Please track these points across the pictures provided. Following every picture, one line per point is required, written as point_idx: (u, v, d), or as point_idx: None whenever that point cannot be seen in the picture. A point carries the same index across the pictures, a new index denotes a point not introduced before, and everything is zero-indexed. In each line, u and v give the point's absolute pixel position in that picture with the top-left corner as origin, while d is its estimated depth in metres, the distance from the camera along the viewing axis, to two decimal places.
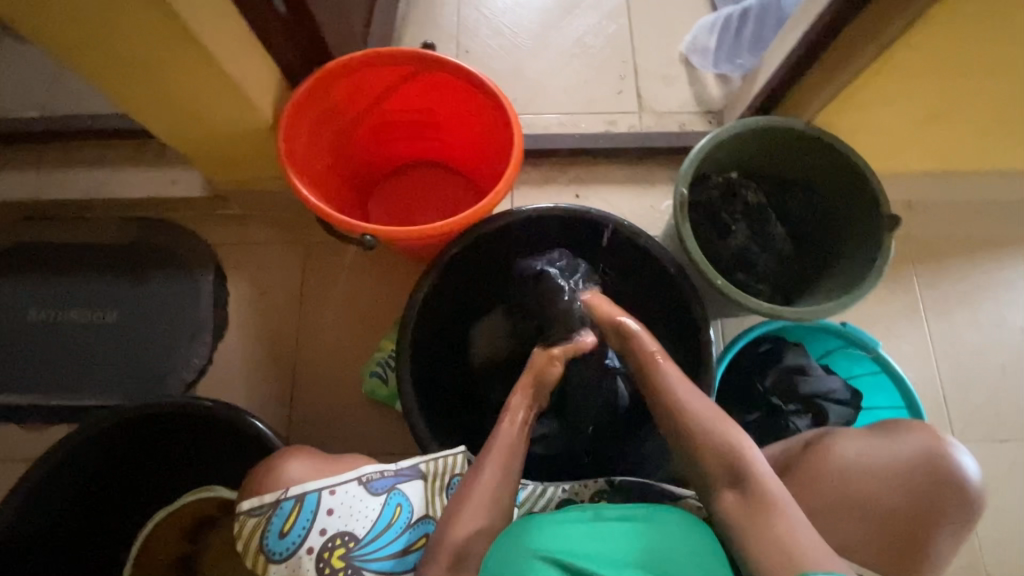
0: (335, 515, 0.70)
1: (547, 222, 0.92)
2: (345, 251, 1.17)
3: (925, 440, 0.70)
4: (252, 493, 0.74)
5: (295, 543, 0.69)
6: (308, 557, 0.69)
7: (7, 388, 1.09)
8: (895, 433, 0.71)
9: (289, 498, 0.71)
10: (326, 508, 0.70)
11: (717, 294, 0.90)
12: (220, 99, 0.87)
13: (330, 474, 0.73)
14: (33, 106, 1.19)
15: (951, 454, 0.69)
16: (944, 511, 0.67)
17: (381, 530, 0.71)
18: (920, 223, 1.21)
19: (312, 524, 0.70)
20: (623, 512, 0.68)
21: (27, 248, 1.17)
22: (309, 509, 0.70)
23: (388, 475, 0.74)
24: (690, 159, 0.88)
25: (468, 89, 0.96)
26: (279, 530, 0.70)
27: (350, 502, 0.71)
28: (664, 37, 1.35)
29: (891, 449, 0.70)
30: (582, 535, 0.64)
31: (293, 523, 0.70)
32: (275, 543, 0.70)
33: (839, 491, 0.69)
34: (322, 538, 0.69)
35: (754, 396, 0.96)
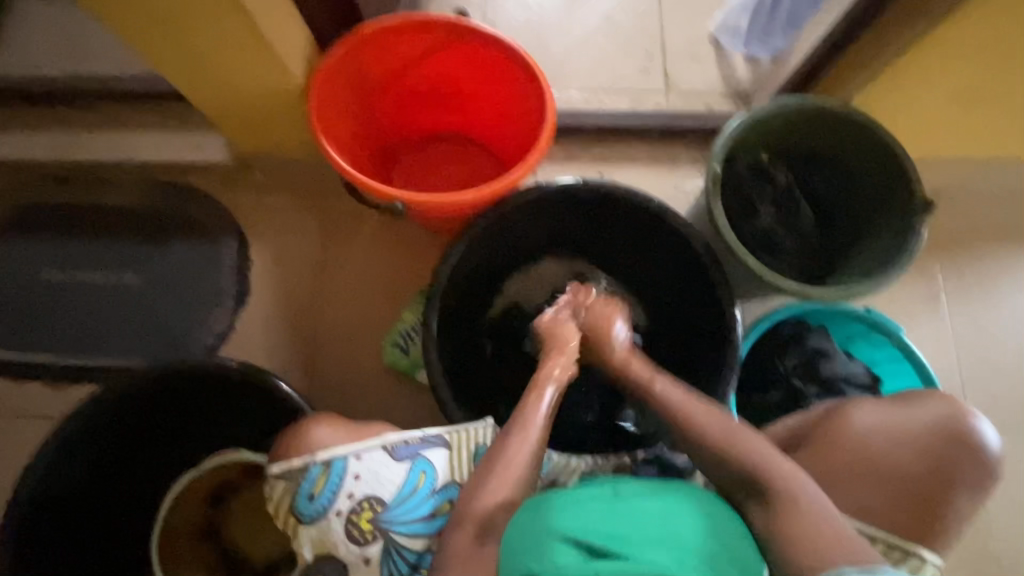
0: (363, 480, 0.72)
1: (576, 197, 0.92)
2: (367, 221, 1.17)
3: (943, 408, 0.67)
4: (281, 458, 0.74)
5: (324, 506, 0.71)
6: (337, 520, 0.71)
7: (32, 347, 1.10)
8: (912, 402, 0.69)
9: (316, 464, 0.72)
10: (353, 474, 0.72)
11: (746, 274, 0.89)
12: (252, 59, 0.87)
13: (355, 441, 0.73)
14: (57, 67, 1.18)
15: (973, 424, 0.66)
16: (963, 476, 0.65)
17: (407, 495, 0.72)
18: (947, 212, 1.19)
19: (340, 489, 0.71)
20: (644, 491, 0.64)
21: (50, 210, 1.17)
22: (336, 474, 0.71)
23: (413, 443, 0.74)
24: (723, 136, 0.87)
25: (500, 60, 0.95)
26: (308, 494, 0.71)
27: (376, 468, 0.72)
28: (693, 14, 1.33)
29: (909, 415, 0.68)
30: (601, 513, 0.61)
31: (322, 487, 0.71)
32: (305, 505, 0.71)
33: (859, 461, 0.68)
34: (350, 501, 0.71)
35: (775, 377, 0.96)
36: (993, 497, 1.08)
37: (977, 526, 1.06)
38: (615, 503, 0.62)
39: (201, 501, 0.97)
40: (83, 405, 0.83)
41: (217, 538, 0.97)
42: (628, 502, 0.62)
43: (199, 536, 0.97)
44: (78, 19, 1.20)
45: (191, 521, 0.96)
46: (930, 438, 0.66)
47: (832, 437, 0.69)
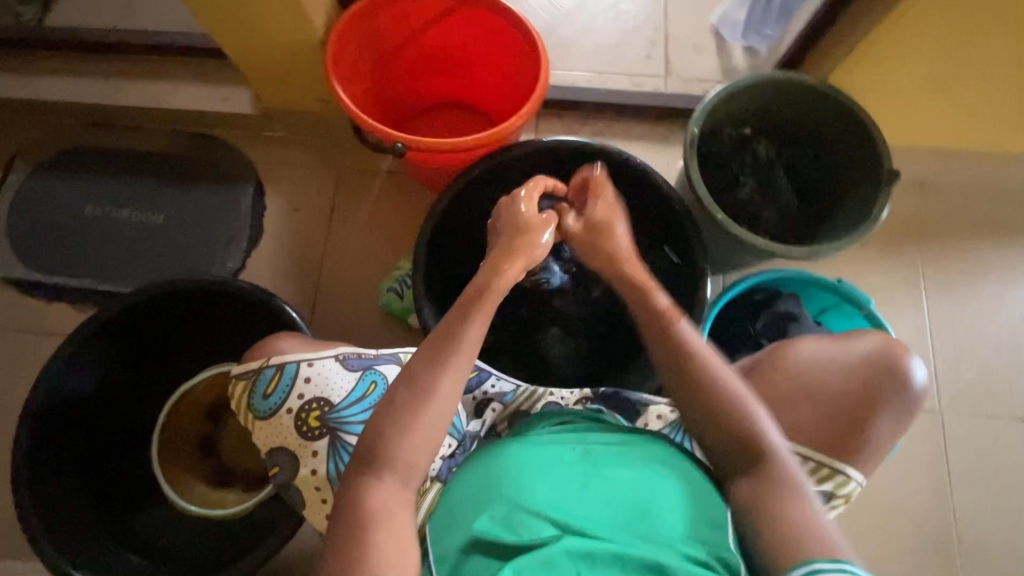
0: (313, 382, 0.77)
1: (567, 154, 0.98)
2: (374, 178, 1.25)
3: (878, 343, 0.74)
4: (245, 360, 0.81)
5: (276, 404, 0.77)
6: (289, 416, 0.76)
7: (62, 270, 1.20)
8: (851, 339, 0.76)
9: (271, 366, 0.78)
10: (304, 377, 0.77)
11: (721, 234, 0.96)
12: (277, 11, 0.96)
13: (311, 349, 0.80)
14: (106, 23, 1.30)
15: (906, 361, 0.73)
16: (888, 396, 0.71)
17: (354, 398, 0.77)
18: (930, 202, 1.23)
19: (292, 389, 0.77)
20: (620, 459, 0.70)
21: (89, 150, 1.28)
22: (289, 376, 0.78)
23: (366, 356, 0.80)
24: (703, 103, 0.93)
25: (503, 26, 1.04)
26: (263, 392, 0.78)
27: (327, 374, 0.78)
28: (697, 7, 1.40)
29: (842, 350, 0.75)
30: (574, 485, 0.67)
31: (275, 386, 0.77)
32: (261, 402, 0.78)
33: (794, 382, 0.74)
34: (300, 400, 0.77)
35: (746, 337, 1.02)
36: (960, 476, 1.10)
37: (941, 501, 1.09)
38: (591, 473, 0.68)
39: (197, 416, 1.02)
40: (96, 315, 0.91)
41: (211, 452, 1.03)
42: (604, 472, 0.68)
43: (198, 449, 1.02)
44: None
45: (190, 433, 1.02)
46: (858, 365, 0.73)
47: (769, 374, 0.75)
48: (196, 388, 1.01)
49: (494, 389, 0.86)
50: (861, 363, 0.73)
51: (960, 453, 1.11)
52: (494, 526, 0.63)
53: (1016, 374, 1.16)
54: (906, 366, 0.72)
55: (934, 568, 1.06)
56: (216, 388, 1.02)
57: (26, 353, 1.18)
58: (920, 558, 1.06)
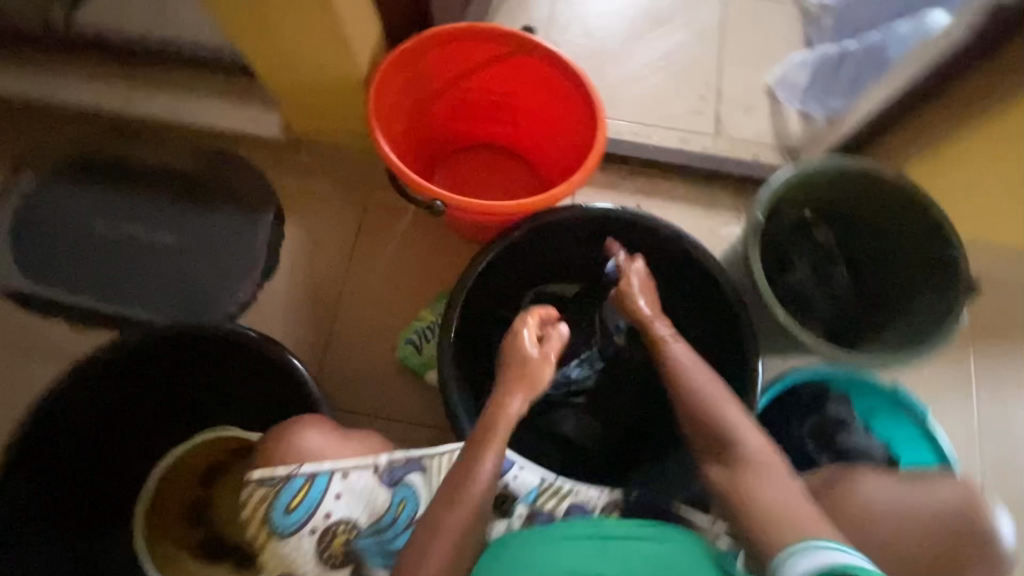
0: (342, 501, 0.73)
1: (617, 223, 0.93)
2: (401, 216, 1.18)
3: (960, 491, 0.70)
4: (265, 463, 0.73)
5: (297, 524, 0.72)
6: (310, 537, 0.72)
7: (64, 286, 1.13)
8: (930, 485, 0.71)
9: (299, 476, 0.71)
10: (334, 494, 0.72)
11: (775, 328, 0.89)
12: (323, 46, 0.90)
13: (344, 457, 0.73)
14: (135, 27, 1.23)
15: (990, 513, 0.69)
16: (971, 565, 0.68)
17: (384, 523, 0.74)
18: (987, 297, 1.16)
19: (318, 507, 0.72)
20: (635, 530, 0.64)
21: (104, 158, 1.21)
22: (316, 492, 0.71)
23: (397, 468, 0.75)
24: (768, 186, 0.87)
25: (559, 79, 0.97)
26: (286, 506, 0.71)
27: (358, 492, 0.73)
28: (754, 65, 1.33)
29: (926, 496, 0.70)
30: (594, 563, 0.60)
31: (302, 501, 0.71)
32: (282, 519, 0.71)
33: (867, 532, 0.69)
34: (326, 521, 0.72)
35: (789, 438, 0.94)
36: None
37: None
38: (605, 546, 0.63)
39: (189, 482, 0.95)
40: (92, 359, 0.85)
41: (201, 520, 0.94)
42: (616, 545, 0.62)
43: (188, 518, 0.95)
44: None
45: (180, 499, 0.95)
46: (938, 518, 0.69)
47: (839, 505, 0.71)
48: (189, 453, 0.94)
49: (517, 481, 0.80)
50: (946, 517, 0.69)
51: None
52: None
53: None
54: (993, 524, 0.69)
55: None
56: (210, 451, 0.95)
57: (14, 370, 1.10)
58: None
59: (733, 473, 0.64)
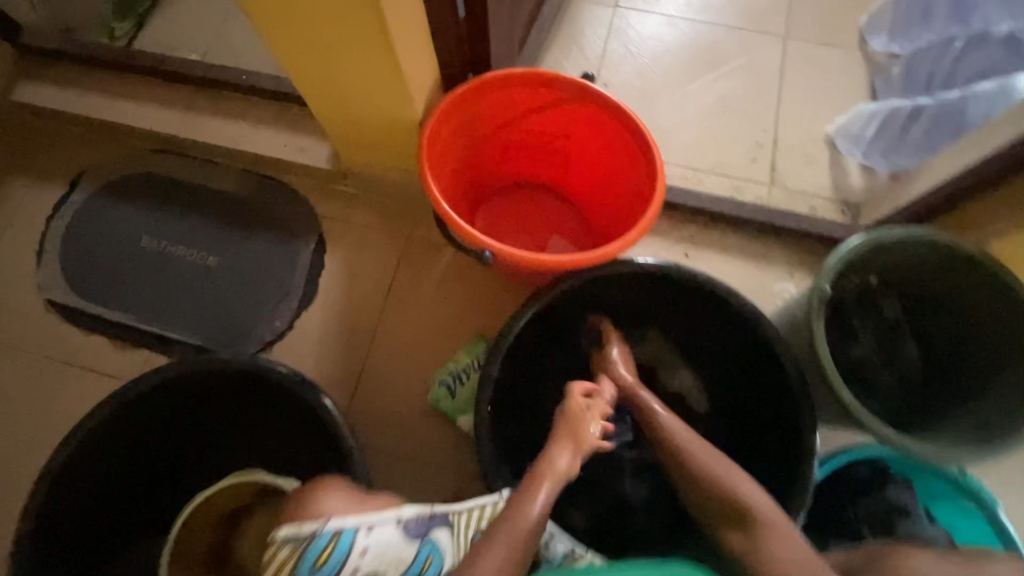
0: (369, 557, 0.61)
1: (669, 281, 0.89)
2: (441, 251, 1.16)
3: None
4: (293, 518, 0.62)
5: None
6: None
7: (107, 304, 1.15)
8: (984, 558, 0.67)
9: (327, 531, 0.60)
10: (361, 550, 0.60)
11: (835, 405, 0.83)
12: (380, 87, 0.89)
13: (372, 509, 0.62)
14: (196, 52, 1.26)
15: None
16: None
17: None
18: None
19: (346, 565, 0.60)
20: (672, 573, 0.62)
21: (155, 178, 1.23)
22: (343, 548, 0.60)
23: (425, 519, 0.66)
24: (839, 253, 0.81)
25: (617, 129, 0.94)
26: (310, 567, 0.59)
27: (385, 544, 0.63)
28: (814, 114, 1.28)
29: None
30: None
31: (329, 560, 0.59)
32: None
33: None
34: None
35: (843, 521, 0.88)
36: None
37: None
38: None
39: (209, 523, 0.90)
40: (127, 388, 0.83)
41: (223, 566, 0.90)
42: None
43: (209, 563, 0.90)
44: (225, 14, 1.29)
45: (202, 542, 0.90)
46: None
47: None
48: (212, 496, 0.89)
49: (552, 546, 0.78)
50: None
51: None
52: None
53: None
54: None
55: None
56: (236, 495, 0.90)
57: (54, 383, 1.12)
58: None
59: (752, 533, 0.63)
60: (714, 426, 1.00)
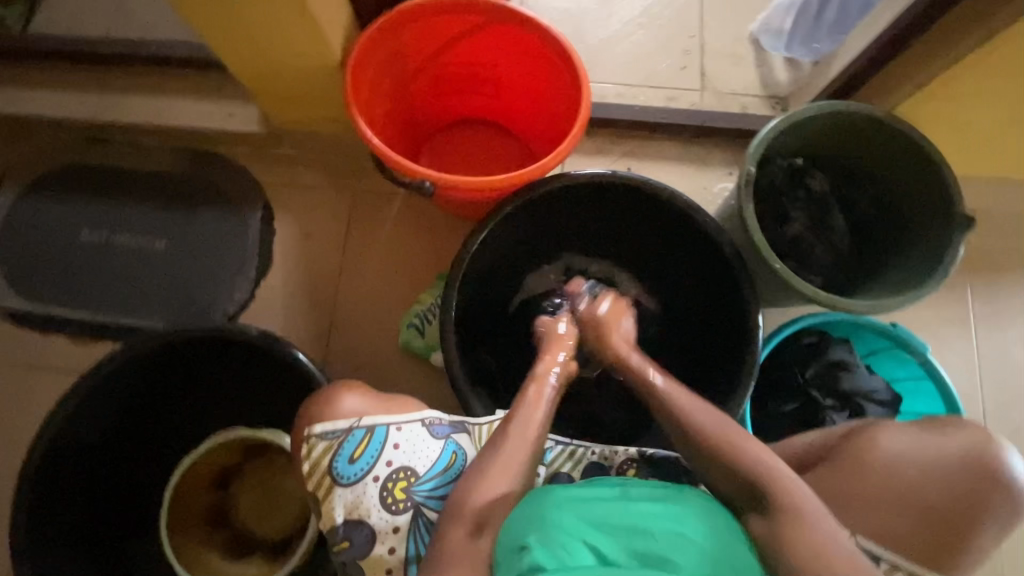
0: (401, 449, 0.72)
1: (609, 189, 0.92)
2: (391, 200, 1.17)
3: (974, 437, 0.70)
4: (321, 419, 0.73)
5: (362, 470, 0.71)
6: (374, 485, 0.70)
7: (59, 303, 1.12)
8: (944, 429, 0.71)
9: (361, 428, 0.72)
10: (393, 443, 0.72)
11: (774, 280, 0.89)
12: (293, 32, 0.87)
13: (398, 410, 0.74)
14: (97, 29, 1.19)
15: (1004, 454, 0.69)
16: (987, 504, 0.67)
17: (440, 471, 0.72)
18: (983, 232, 1.16)
19: (380, 456, 0.71)
20: (653, 493, 0.65)
21: (83, 168, 1.19)
22: (377, 441, 0.71)
23: (449, 422, 0.75)
24: (760, 138, 0.86)
25: (539, 47, 0.95)
26: (349, 457, 0.71)
27: (415, 441, 0.73)
28: (736, 14, 1.29)
29: (943, 441, 0.70)
30: (616, 512, 0.62)
31: (364, 450, 0.71)
32: (344, 467, 0.71)
33: (882, 479, 0.69)
34: (387, 469, 0.71)
35: (794, 385, 0.96)
36: None
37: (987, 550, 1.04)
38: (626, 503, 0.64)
39: (202, 484, 0.95)
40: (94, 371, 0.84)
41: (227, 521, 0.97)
42: (638, 502, 0.64)
43: (209, 521, 0.96)
44: None
45: (196, 504, 0.95)
46: (956, 467, 0.68)
47: (860, 458, 0.71)
48: (198, 460, 0.94)
49: None
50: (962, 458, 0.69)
51: None
52: (542, 555, 0.58)
53: None
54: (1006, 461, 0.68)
55: None
56: (223, 453, 0.96)
57: (22, 388, 1.10)
58: None
59: (777, 526, 0.61)
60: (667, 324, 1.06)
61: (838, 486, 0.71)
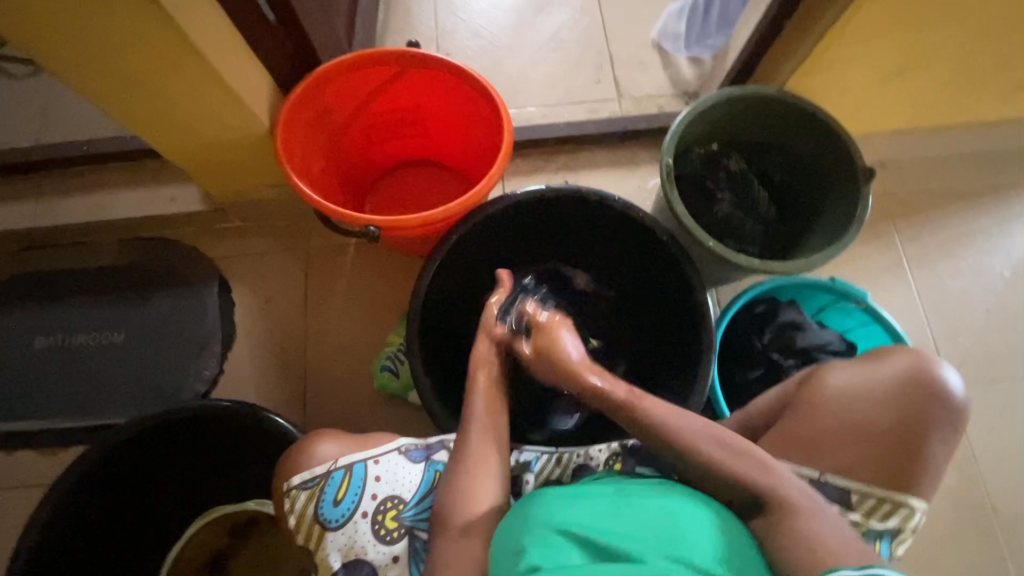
0: (384, 481, 0.73)
1: (545, 202, 0.97)
2: (343, 252, 1.20)
3: (908, 361, 0.77)
4: (299, 469, 0.74)
5: (349, 509, 0.72)
6: (364, 521, 0.71)
7: (21, 415, 1.09)
8: (881, 359, 0.79)
9: (339, 469, 0.73)
10: (374, 476, 0.73)
11: (713, 258, 0.94)
12: (218, 108, 0.91)
13: (372, 444, 0.75)
14: (27, 139, 1.21)
15: (938, 370, 0.76)
16: (935, 420, 0.73)
17: (427, 492, 0.74)
18: (894, 181, 1.26)
19: (363, 491, 0.72)
20: (657, 490, 0.66)
21: (29, 276, 1.18)
22: (358, 478, 0.73)
23: (426, 445, 0.77)
24: (671, 131, 0.93)
25: (455, 84, 1.01)
26: (332, 499, 0.72)
27: (395, 470, 0.75)
28: (636, 25, 1.40)
29: (875, 373, 0.78)
30: (612, 510, 0.63)
31: (346, 490, 0.72)
32: (330, 511, 0.71)
33: (835, 415, 0.76)
34: (373, 502, 0.72)
35: (754, 352, 1.01)
36: (981, 444, 1.11)
37: (968, 473, 1.09)
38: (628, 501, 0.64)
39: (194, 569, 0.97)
40: (67, 474, 0.83)
41: None
42: (640, 499, 0.64)
43: None
44: (44, 92, 1.23)
45: None
46: (899, 389, 0.76)
47: (811, 404, 0.79)
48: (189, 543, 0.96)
49: (520, 462, 0.84)
50: (899, 381, 0.76)
51: (975, 422, 1.12)
52: (537, 557, 0.58)
53: (1011, 333, 1.18)
54: (942, 377, 0.75)
55: (978, 542, 1.06)
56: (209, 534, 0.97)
57: None
58: (964, 536, 1.06)
59: (773, 523, 0.64)
60: (628, 318, 1.10)
61: (800, 433, 0.78)
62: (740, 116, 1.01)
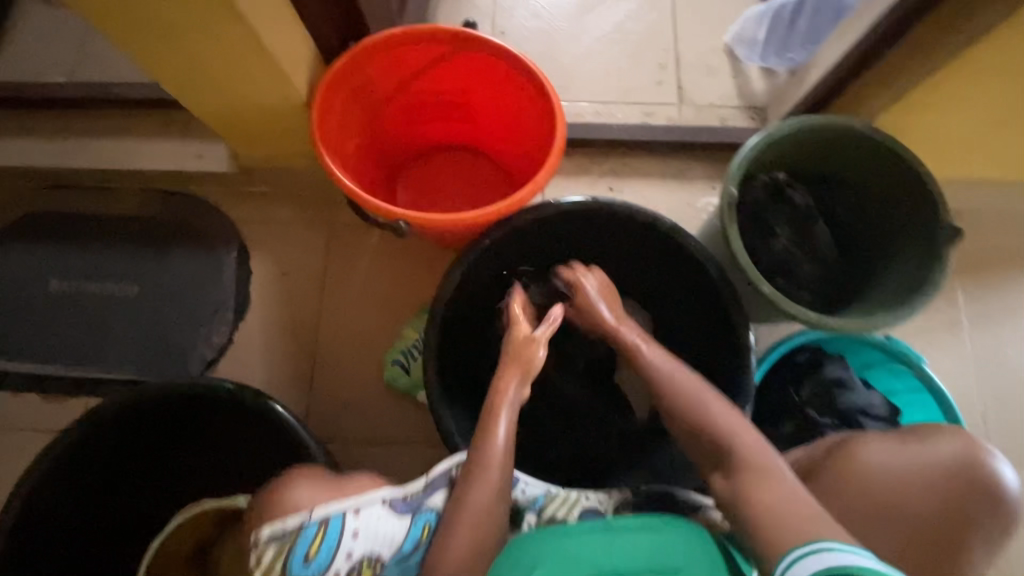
0: (361, 536, 0.66)
1: (590, 215, 0.90)
2: (368, 234, 1.14)
3: (959, 446, 0.70)
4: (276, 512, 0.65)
5: (321, 568, 0.64)
6: None
7: (29, 357, 1.08)
8: (929, 438, 0.72)
9: (313, 521, 0.63)
10: (352, 531, 0.65)
11: (762, 300, 0.87)
12: (255, 72, 0.85)
13: (351, 494, 0.66)
14: (60, 72, 1.16)
15: (992, 461, 0.69)
16: (981, 517, 0.67)
17: (408, 550, 0.69)
18: (967, 234, 1.15)
19: (339, 548, 0.64)
20: (637, 522, 0.69)
21: (51, 215, 1.15)
22: (334, 532, 0.64)
23: (412, 497, 0.72)
24: (740, 156, 0.84)
25: (509, 73, 0.92)
26: (303, 556, 0.63)
27: (375, 524, 0.67)
28: (707, 25, 1.28)
29: (922, 456, 0.70)
30: (601, 550, 0.66)
31: (319, 546, 0.63)
32: (298, 569, 0.62)
33: (865, 496, 0.70)
34: (349, 561, 0.65)
35: (789, 406, 0.94)
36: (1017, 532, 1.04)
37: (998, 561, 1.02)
38: (611, 536, 0.67)
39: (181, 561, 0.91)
40: (66, 436, 0.81)
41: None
42: (624, 535, 0.67)
43: None
44: (81, 26, 1.18)
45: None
46: (943, 477, 0.69)
47: (842, 477, 0.72)
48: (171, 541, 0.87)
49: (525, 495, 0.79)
50: (947, 468, 0.69)
51: None
52: None
53: None
54: (995, 470, 0.68)
55: None
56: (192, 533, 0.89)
57: None
58: None
59: (737, 484, 0.65)
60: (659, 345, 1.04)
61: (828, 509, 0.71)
62: (817, 147, 0.92)
